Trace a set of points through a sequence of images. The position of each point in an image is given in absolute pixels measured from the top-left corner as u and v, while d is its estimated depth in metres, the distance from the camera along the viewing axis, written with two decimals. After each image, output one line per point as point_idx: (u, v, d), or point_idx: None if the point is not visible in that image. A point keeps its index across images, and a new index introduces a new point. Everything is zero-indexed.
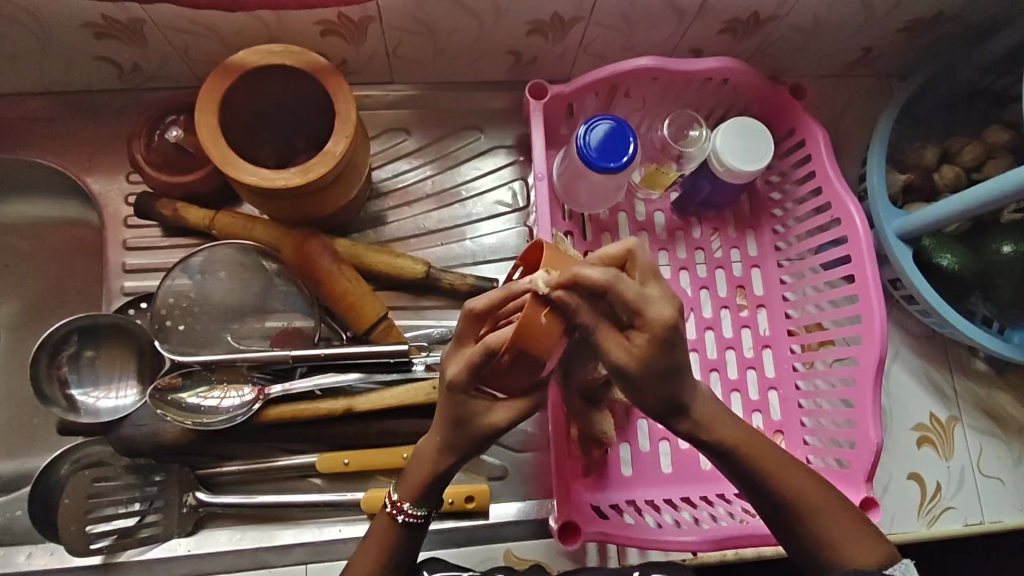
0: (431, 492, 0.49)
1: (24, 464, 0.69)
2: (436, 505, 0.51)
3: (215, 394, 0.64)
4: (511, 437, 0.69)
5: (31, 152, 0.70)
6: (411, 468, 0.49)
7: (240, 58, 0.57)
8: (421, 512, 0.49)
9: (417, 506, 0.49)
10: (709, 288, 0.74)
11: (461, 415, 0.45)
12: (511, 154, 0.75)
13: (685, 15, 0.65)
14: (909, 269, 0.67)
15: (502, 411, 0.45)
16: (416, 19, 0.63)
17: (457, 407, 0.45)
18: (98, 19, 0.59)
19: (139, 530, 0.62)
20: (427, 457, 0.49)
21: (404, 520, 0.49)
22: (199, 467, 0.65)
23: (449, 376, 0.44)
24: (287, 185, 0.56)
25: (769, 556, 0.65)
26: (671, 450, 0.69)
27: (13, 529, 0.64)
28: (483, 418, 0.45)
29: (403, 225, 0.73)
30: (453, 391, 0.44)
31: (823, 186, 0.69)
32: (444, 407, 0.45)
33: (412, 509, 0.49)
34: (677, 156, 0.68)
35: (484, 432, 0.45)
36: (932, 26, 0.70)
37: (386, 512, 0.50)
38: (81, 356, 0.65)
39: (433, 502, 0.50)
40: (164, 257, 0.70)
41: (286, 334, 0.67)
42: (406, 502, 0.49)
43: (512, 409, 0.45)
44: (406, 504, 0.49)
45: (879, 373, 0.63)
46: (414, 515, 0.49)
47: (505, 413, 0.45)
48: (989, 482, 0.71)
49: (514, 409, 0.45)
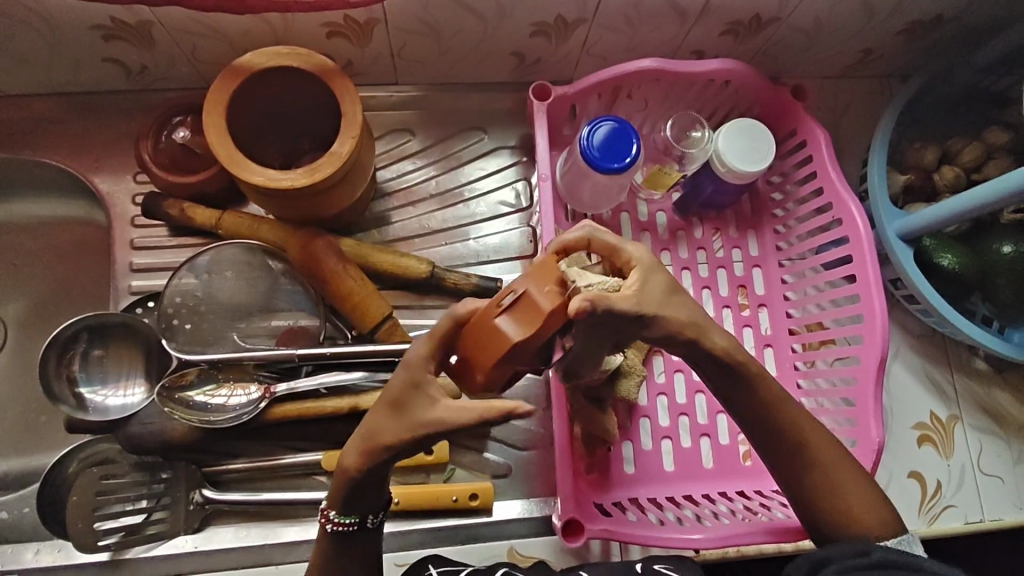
0: (353, 501, 0.47)
1: (32, 461, 0.70)
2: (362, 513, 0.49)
3: (222, 392, 0.65)
4: (514, 436, 0.69)
5: (40, 152, 0.70)
6: (340, 472, 0.46)
7: (248, 61, 0.58)
8: (348, 521, 0.48)
9: (343, 514, 0.48)
10: (711, 288, 0.74)
11: (409, 401, 0.43)
12: (514, 155, 0.76)
13: (687, 18, 0.66)
14: (910, 269, 0.68)
15: (444, 409, 0.42)
16: (421, 21, 0.64)
17: (407, 392, 0.43)
18: (107, 21, 0.60)
19: (146, 527, 0.63)
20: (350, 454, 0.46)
21: (332, 528, 0.49)
22: (205, 464, 0.65)
23: (420, 355, 0.44)
24: (294, 186, 0.57)
25: (790, 551, 0.65)
26: (673, 449, 0.70)
27: (21, 526, 0.65)
28: (432, 410, 0.42)
29: (407, 225, 0.73)
30: (416, 371, 0.43)
31: (825, 187, 0.69)
32: (393, 388, 0.43)
33: (338, 517, 0.48)
34: (678, 157, 0.69)
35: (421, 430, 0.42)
36: (933, 28, 0.71)
37: (319, 520, 0.49)
38: (90, 355, 0.66)
39: (360, 512, 0.49)
40: (171, 256, 0.70)
41: (292, 333, 0.67)
42: (332, 510, 0.48)
43: None
44: (332, 512, 0.48)
45: (881, 372, 0.64)
46: (342, 523, 0.48)
47: (448, 412, 0.42)
48: (989, 480, 0.72)
49: (457, 409, 0.42)
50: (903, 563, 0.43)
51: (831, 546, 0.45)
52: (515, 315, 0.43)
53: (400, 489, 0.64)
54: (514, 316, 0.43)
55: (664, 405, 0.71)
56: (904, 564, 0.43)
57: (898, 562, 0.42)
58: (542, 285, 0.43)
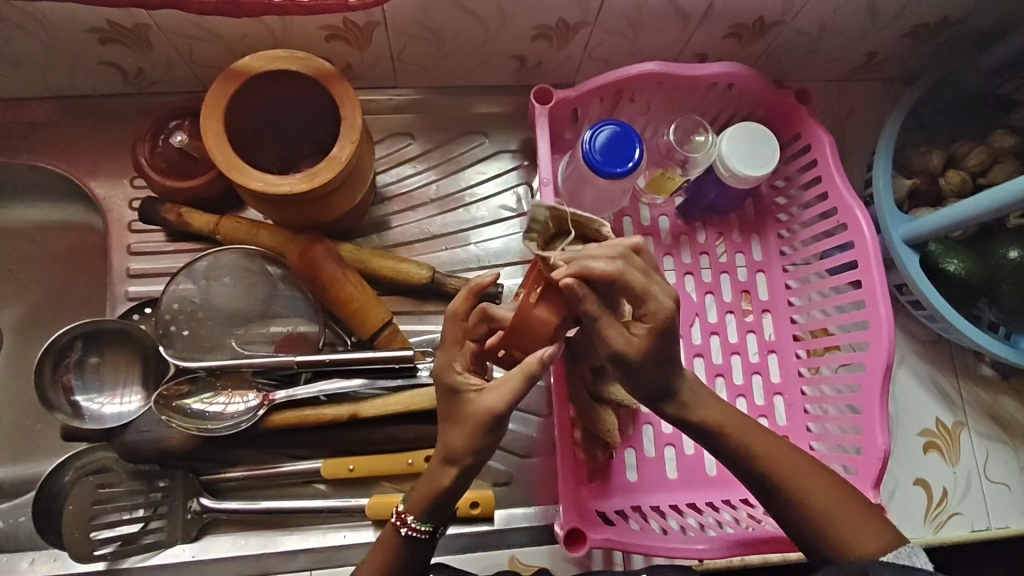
0: (441, 507, 0.48)
1: (28, 468, 0.69)
2: (443, 521, 0.50)
3: (220, 400, 0.64)
4: (515, 443, 0.69)
5: (37, 157, 0.70)
6: (421, 492, 0.48)
7: (245, 64, 0.57)
8: (425, 527, 0.49)
9: (420, 519, 0.48)
10: (715, 294, 0.74)
11: (454, 406, 0.46)
12: (515, 159, 0.75)
13: (690, 20, 0.65)
14: (916, 274, 0.67)
15: (494, 393, 0.45)
16: (421, 24, 0.63)
17: (452, 403, 0.46)
18: (103, 24, 0.59)
19: (144, 537, 0.62)
20: (433, 474, 0.48)
21: (407, 533, 0.49)
22: (204, 473, 0.65)
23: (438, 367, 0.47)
24: (293, 191, 0.56)
25: (796, 561, 0.64)
26: (676, 456, 0.69)
27: (17, 536, 0.64)
28: (488, 398, 0.45)
29: (407, 229, 0.73)
30: (441, 383, 0.46)
31: (829, 191, 0.68)
32: (440, 404, 0.47)
33: (415, 522, 0.48)
34: (681, 161, 0.68)
35: (487, 420, 0.45)
36: (939, 30, 0.70)
37: (392, 522, 0.50)
38: (86, 362, 0.65)
39: (439, 518, 0.49)
40: (168, 262, 0.70)
41: (291, 340, 0.66)
42: (409, 514, 0.49)
43: (501, 393, 0.45)
44: (409, 516, 0.48)
45: (887, 379, 0.63)
46: (419, 530, 0.49)
47: (499, 393, 0.45)
48: (995, 488, 0.71)
49: (507, 387, 0.45)
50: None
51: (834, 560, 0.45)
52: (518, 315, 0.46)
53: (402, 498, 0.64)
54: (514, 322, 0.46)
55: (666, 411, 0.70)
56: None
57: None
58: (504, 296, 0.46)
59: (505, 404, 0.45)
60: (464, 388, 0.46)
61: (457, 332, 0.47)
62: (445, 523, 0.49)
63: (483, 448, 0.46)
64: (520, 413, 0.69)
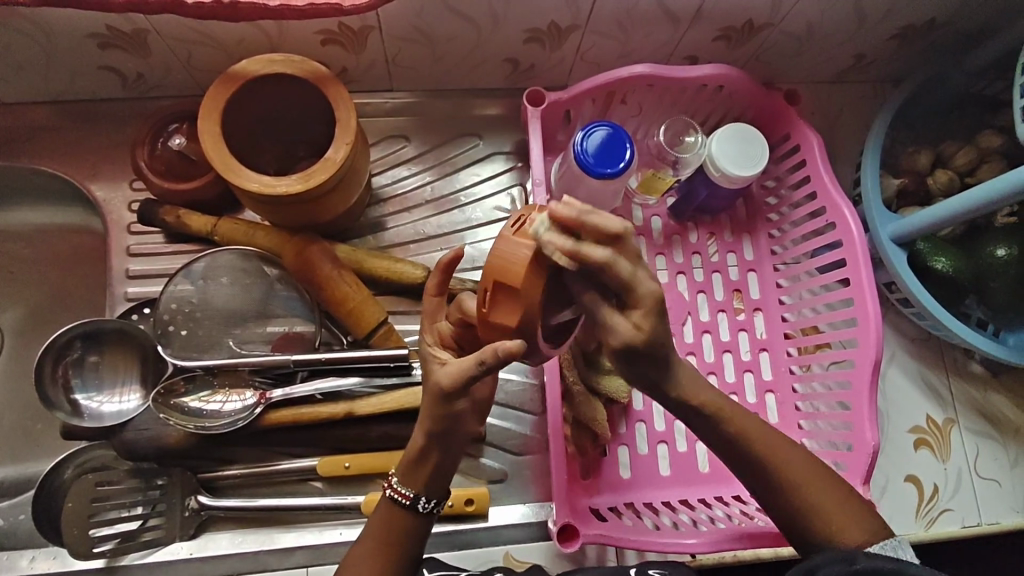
0: (423, 472, 0.51)
1: (28, 468, 0.70)
2: (428, 489, 0.51)
3: (217, 398, 0.65)
4: (509, 441, 0.69)
5: (36, 160, 0.71)
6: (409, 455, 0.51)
7: (242, 68, 0.59)
8: (408, 492, 0.51)
9: (405, 483, 0.51)
10: (707, 293, 0.74)
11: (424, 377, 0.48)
12: (509, 160, 0.76)
13: (680, 23, 0.66)
14: (903, 272, 0.68)
15: (445, 370, 0.46)
16: (415, 28, 0.65)
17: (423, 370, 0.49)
18: (102, 29, 0.61)
19: (142, 534, 0.63)
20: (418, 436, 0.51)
21: (390, 494, 0.51)
22: (202, 471, 0.65)
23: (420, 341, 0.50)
24: (288, 192, 0.57)
25: (787, 556, 0.65)
26: (669, 453, 0.70)
27: (17, 533, 0.64)
28: (438, 371, 0.46)
29: (402, 230, 0.74)
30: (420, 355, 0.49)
31: (818, 191, 0.69)
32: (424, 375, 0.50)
33: (400, 487, 0.51)
34: (672, 162, 0.69)
35: (438, 389, 0.46)
36: (924, 32, 0.71)
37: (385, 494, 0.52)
38: (85, 361, 0.66)
39: (421, 484, 0.51)
40: (166, 263, 0.71)
41: (288, 339, 0.67)
42: (395, 476, 0.52)
43: (451, 370, 0.46)
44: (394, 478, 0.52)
45: (875, 375, 0.64)
46: (404, 494, 0.51)
47: (450, 371, 0.46)
48: (985, 484, 0.71)
49: (457, 365, 0.45)
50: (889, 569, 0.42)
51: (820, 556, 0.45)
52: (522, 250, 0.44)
53: None
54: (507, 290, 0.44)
55: (659, 410, 0.71)
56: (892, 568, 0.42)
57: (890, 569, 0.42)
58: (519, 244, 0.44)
59: (453, 381, 0.45)
60: (431, 360, 0.48)
61: (432, 308, 0.50)
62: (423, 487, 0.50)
63: (437, 412, 0.48)
64: (514, 411, 0.70)
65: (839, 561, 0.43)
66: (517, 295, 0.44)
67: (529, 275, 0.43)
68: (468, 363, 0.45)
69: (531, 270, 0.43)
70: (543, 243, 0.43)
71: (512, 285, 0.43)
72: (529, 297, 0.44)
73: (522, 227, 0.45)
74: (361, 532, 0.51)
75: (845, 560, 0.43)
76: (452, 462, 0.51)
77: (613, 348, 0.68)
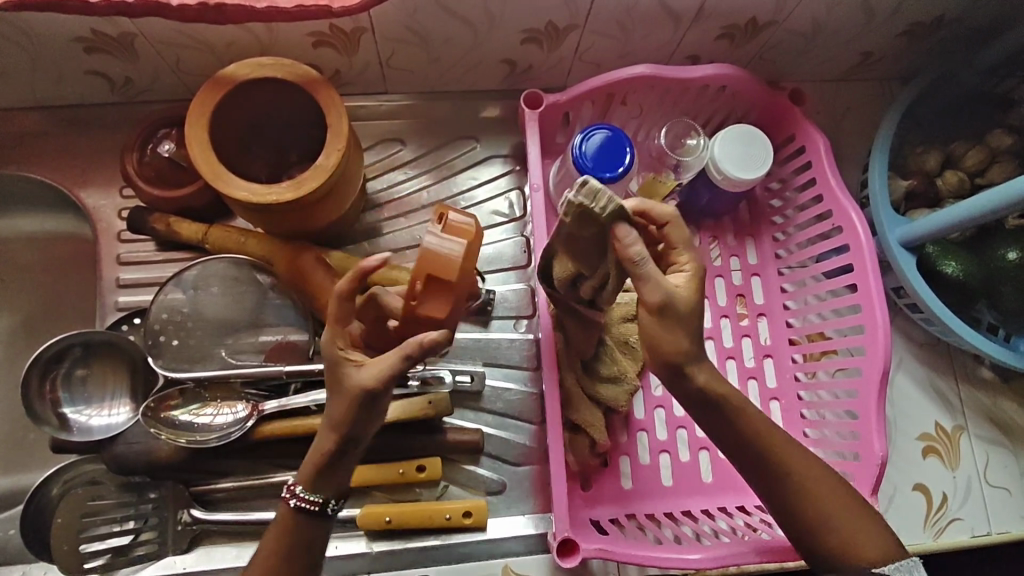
0: (330, 479, 0.48)
1: (19, 480, 0.68)
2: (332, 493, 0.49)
3: (207, 411, 0.63)
4: (508, 451, 0.68)
5: (24, 166, 0.69)
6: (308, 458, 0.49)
7: (230, 72, 0.57)
8: (314, 498, 0.48)
9: (310, 489, 0.48)
10: (710, 298, 0.73)
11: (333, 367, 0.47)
12: (507, 163, 0.75)
13: (681, 22, 0.65)
14: (912, 276, 0.66)
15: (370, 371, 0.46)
16: (409, 29, 0.63)
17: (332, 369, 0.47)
18: (88, 34, 0.59)
19: (134, 549, 0.61)
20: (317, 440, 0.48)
21: (297, 505, 0.49)
22: (194, 483, 0.63)
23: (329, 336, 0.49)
24: (279, 200, 0.56)
25: (794, 568, 0.62)
26: (671, 463, 0.68)
27: (7, 549, 0.64)
28: (362, 373, 0.46)
29: (398, 236, 0.72)
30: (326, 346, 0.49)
31: (825, 194, 0.68)
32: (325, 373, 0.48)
33: (304, 493, 0.48)
34: (673, 165, 0.67)
35: (360, 390, 0.45)
36: (933, 29, 0.69)
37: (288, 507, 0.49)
38: (72, 374, 0.64)
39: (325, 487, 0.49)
40: (157, 271, 0.69)
41: (280, 349, 0.66)
42: (299, 486, 0.49)
43: (376, 371, 0.46)
44: (298, 487, 0.49)
45: (884, 383, 0.63)
46: (312, 501, 0.49)
47: (378, 372, 0.46)
48: (995, 493, 0.70)
49: (383, 366, 0.46)
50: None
51: None
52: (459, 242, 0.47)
53: (392, 508, 0.63)
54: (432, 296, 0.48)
55: (661, 418, 0.69)
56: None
57: None
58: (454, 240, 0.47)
59: (383, 383, 0.46)
60: (345, 362, 0.47)
61: (344, 311, 0.47)
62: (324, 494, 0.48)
63: (354, 415, 0.46)
64: (514, 421, 0.69)
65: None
66: (445, 287, 0.48)
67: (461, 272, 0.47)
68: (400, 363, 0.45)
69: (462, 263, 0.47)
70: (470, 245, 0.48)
71: (443, 279, 0.47)
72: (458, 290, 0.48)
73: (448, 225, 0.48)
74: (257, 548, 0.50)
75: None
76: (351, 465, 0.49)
77: (613, 356, 0.67)
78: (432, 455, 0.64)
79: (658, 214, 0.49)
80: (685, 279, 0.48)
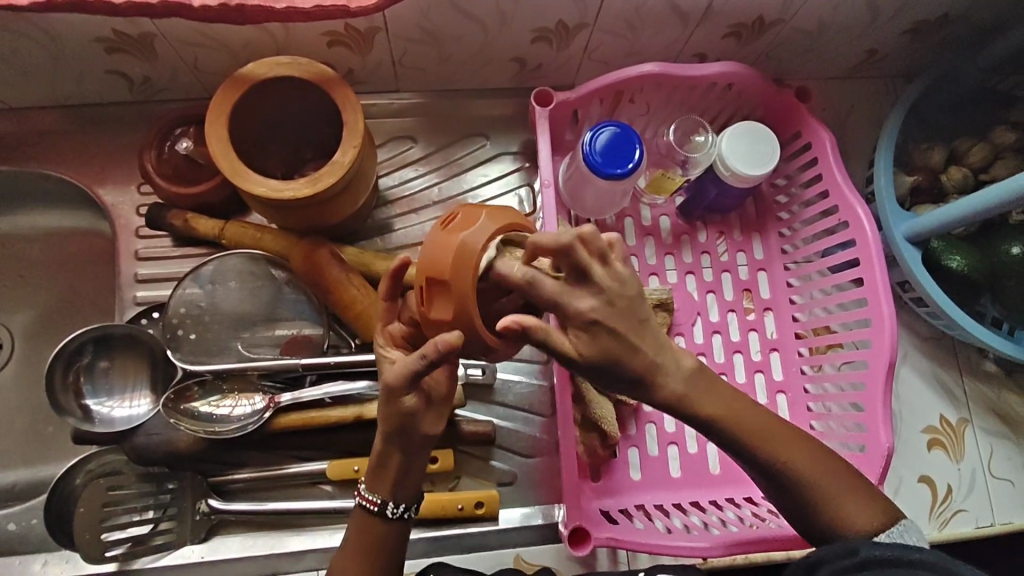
0: (395, 479, 0.50)
1: (40, 471, 0.70)
2: (392, 492, 0.50)
3: (226, 403, 0.65)
4: (518, 443, 0.69)
5: (45, 164, 0.71)
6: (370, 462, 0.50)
7: (249, 71, 0.58)
8: (375, 497, 0.50)
9: (371, 488, 0.50)
10: (716, 292, 0.74)
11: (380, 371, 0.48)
12: (517, 160, 0.76)
13: (689, 21, 0.66)
14: (918, 271, 0.67)
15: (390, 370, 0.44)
16: (422, 29, 0.64)
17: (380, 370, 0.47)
18: (109, 34, 0.60)
19: (153, 538, 0.63)
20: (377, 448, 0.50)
21: (361, 501, 0.51)
22: (212, 474, 0.65)
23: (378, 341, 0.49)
24: (296, 196, 0.57)
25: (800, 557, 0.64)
26: (680, 455, 0.69)
27: (30, 538, 0.66)
28: (386, 372, 0.45)
29: (409, 232, 0.73)
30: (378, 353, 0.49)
31: (830, 190, 0.69)
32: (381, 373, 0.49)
33: (367, 492, 0.51)
34: (681, 161, 0.69)
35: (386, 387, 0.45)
36: (937, 27, 0.70)
37: (359, 505, 0.51)
38: (95, 366, 0.66)
39: (385, 488, 0.50)
40: (175, 266, 0.71)
41: (296, 343, 0.67)
42: (363, 484, 0.51)
43: (394, 371, 0.44)
44: (362, 485, 0.51)
45: (890, 376, 0.64)
46: (373, 501, 0.50)
47: (394, 371, 0.44)
48: (999, 484, 0.71)
49: (400, 367, 0.44)
50: (892, 559, 0.43)
51: (825, 548, 0.46)
52: (472, 232, 0.42)
53: None
54: (441, 294, 0.42)
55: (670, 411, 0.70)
56: (893, 559, 0.43)
57: (894, 559, 0.43)
58: (456, 234, 0.42)
59: (397, 381, 0.44)
60: (384, 363, 0.47)
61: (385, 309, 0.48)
62: (387, 493, 0.50)
63: (390, 413, 0.46)
64: (524, 413, 0.70)
65: (844, 553, 0.45)
66: (447, 285, 0.42)
67: (472, 268, 0.41)
68: (410, 364, 0.43)
69: (473, 259, 0.41)
70: (472, 231, 0.42)
71: (445, 279, 0.42)
72: (461, 287, 0.41)
73: (455, 222, 0.44)
74: (342, 542, 0.52)
75: (848, 553, 0.45)
76: (416, 465, 0.50)
77: None
78: (444, 447, 0.65)
79: (544, 292, 0.41)
80: (594, 305, 0.42)
